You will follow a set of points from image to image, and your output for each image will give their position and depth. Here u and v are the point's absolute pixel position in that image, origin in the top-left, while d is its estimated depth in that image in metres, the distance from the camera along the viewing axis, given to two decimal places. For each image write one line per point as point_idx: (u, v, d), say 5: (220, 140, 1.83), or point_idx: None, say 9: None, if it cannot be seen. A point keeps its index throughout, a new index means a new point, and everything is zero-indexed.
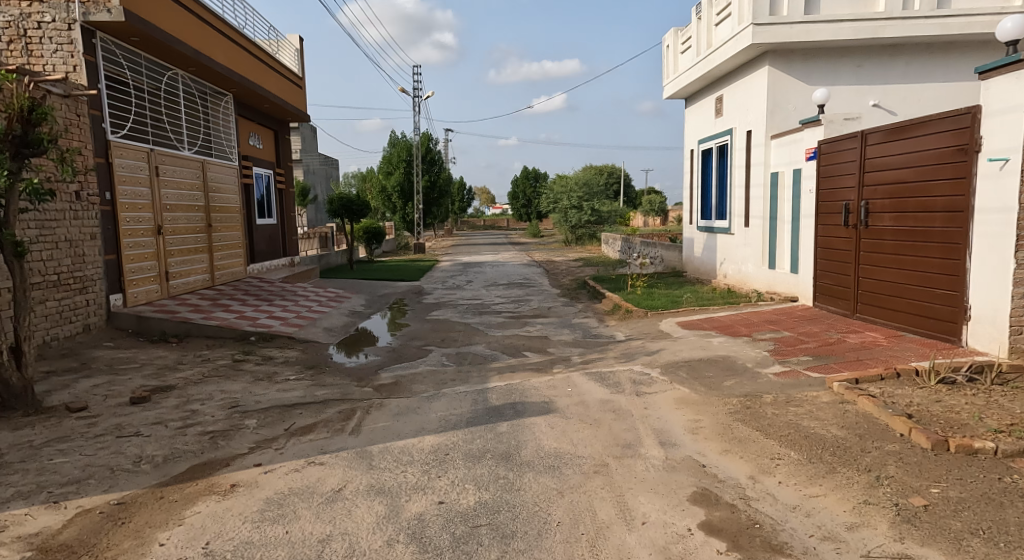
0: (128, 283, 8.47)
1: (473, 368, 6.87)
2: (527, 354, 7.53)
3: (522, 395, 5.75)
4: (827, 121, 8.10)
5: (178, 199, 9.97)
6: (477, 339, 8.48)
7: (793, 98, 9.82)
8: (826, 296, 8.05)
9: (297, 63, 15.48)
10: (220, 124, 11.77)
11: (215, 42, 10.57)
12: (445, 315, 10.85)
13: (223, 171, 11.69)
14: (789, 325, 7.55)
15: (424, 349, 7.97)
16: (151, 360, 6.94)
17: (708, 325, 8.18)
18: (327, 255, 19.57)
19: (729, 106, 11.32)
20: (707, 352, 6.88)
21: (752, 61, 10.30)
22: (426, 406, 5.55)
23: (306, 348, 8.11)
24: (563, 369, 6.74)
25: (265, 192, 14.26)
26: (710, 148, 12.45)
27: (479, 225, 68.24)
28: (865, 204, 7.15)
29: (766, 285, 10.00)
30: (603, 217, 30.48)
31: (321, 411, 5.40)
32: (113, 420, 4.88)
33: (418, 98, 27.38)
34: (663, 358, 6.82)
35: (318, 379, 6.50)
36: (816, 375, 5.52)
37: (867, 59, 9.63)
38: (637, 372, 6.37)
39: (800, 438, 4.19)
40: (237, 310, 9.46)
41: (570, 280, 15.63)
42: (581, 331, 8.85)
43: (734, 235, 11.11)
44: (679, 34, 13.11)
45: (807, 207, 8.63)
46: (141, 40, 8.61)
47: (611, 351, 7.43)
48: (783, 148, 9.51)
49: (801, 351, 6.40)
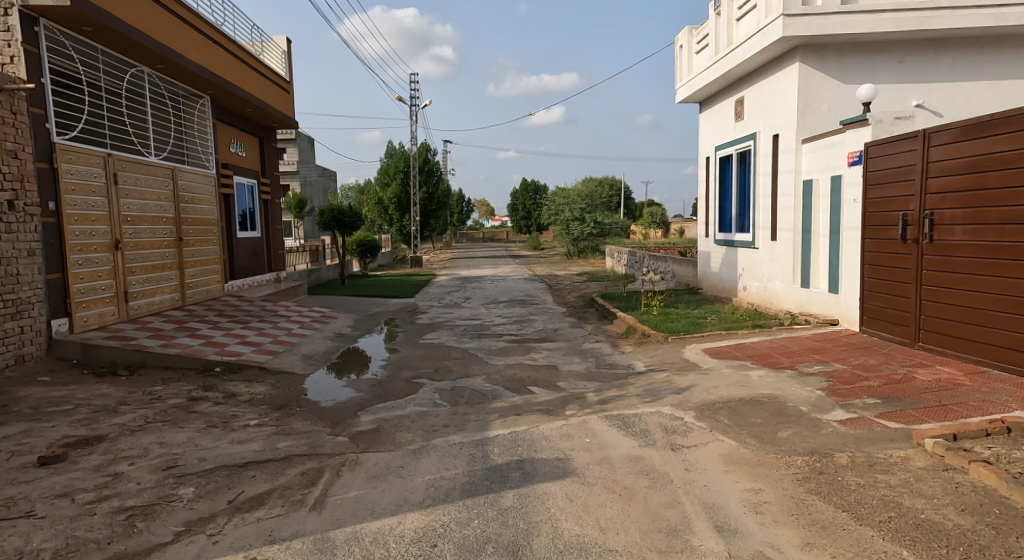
0: (76, 306, 7.41)
1: (471, 409, 5.77)
2: (534, 390, 6.44)
3: (531, 449, 4.68)
4: (875, 121, 7.11)
5: (142, 210, 8.93)
6: (475, 370, 7.39)
7: (825, 99, 8.84)
8: (878, 322, 7.02)
9: (283, 66, 14.47)
10: (194, 128, 10.75)
11: (186, 38, 9.60)
12: (440, 338, 9.77)
13: (197, 179, 10.67)
14: (839, 357, 6.47)
15: (414, 383, 6.90)
16: (89, 400, 5.84)
17: (741, 355, 7.11)
18: (317, 269, 18.54)
19: (751, 108, 10.33)
20: (747, 390, 5.81)
21: (779, 58, 9.32)
22: (413, 465, 4.48)
23: (278, 382, 7.01)
24: (578, 411, 5.66)
25: (248, 203, 13.22)
26: (729, 155, 11.43)
27: (478, 238, 67.42)
28: (930, 215, 6.13)
29: (798, 305, 8.94)
30: (608, 230, 29.40)
31: (279, 471, 4.33)
32: (7, 492, 3.81)
33: (416, 107, 26.44)
34: (696, 398, 5.75)
35: (284, 425, 5.40)
36: (895, 425, 4.46)
37: (909, 55, 8.63)
38: (668, 418, 5.29)
39: (908, 527, 3.14)
40: (204, 335, 8.38)
41: (575, 296, 14.59)
42: (594, 360, 7.76)
43: (759, 249, 10.06)
44: (693, 32, 12.15)
45: (850, 218, 7.62)
46: (94, 30, 7.59)
47: (633, 387, 6.35)
48: (817, 153, 8.51)
49: (864, 392, 5.31)
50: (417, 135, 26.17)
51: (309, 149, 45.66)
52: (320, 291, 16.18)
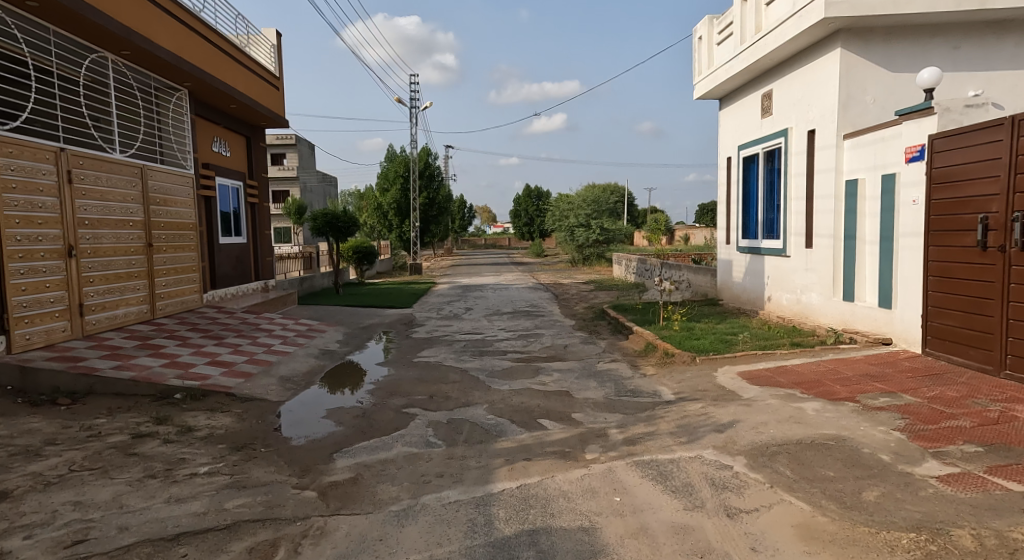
0: (15, 321, 6.47)
1: (471, 452, 4.76)
2: (545, 425, 5.42)
3: (546, 514, 3.69)
4: (941, 109, 6.19)
5: (104, 212, 7.98)
6: (476, 398, 6.36)
7: (871, 89, 7.87)
8: (945, 344, 6.08)
9: (271, 61, 13.49)
10: (169, 124, 9.80)
11: (158, 23, 8.69)
12: (437, 356, 8.72)
13: (176, 180, 9.75)
14: (907, 388, 5.45)
15: (404, 414, 5.89)
16: (10, 438, 4.84)
17: (786, 382, 6.09)
18: (309, 277, 17.57)
19: (782, 102, 9.37)
20: (806, 429, 4.80)
21: (816, 45, 8.36)
22: (395, 536, 3.49)
23: (246, 412, 6.01)
24: (602, 455, 4.64)
25: (233, 207, 12.24)
26: (755, 154, 10.44)
27: (479, 245, 66.58)
28: (1020, 218, 5.29)
29: (839, 320, 7.93)
30: (613, 237, 28.35)
31: (224, 547, 3.35)
32: None
33: (417, 109, 25.46)
34: (743, 439, 4.73)
35: (242, 473, 4.40)
36: (1018, 487, 3.52)
37: (966, 39, 7.67)
38: (715, 469, 4.26)
39: None
40: (170, 353, 7.40)
41: (584, 307, 13.58)
42: (614, 385, 6.71)
43: (791, 257, 9.06)
44: (714, 22, 11.14)
45: (906, 223, 6.69)
46: (40, 6, 6.66)
47: (664, 421, 5.34)
48: (863, 149, 7.55)
49: (957, 435, 4.31)
50: (417, 138, 25.23)
51: (309, 154, 44.71)
52: (311, 301, 15.22)
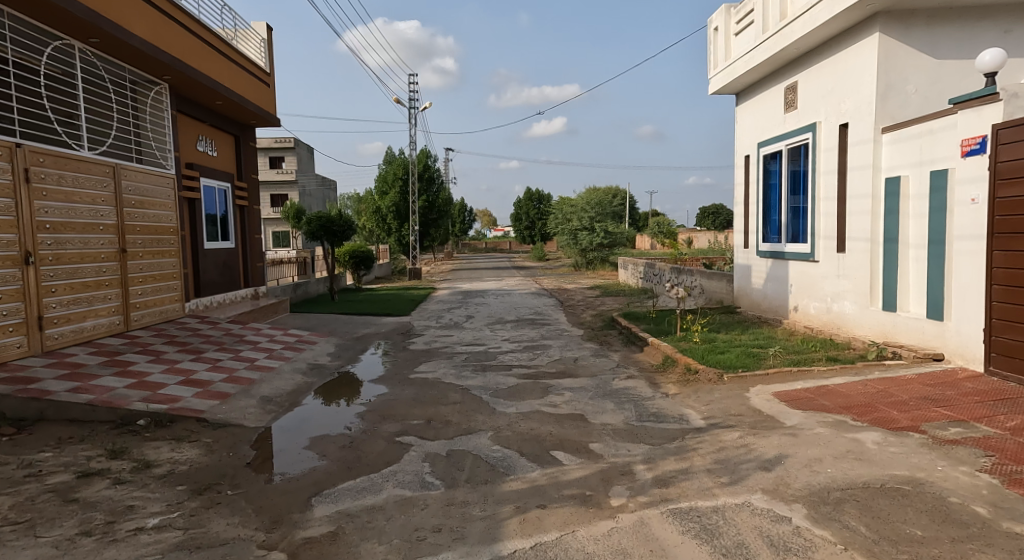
0: None
1: (474, 497, 4.02)
2: (560, 459, 4.67)
3: None
4: (1008, 96, 5.48)
5: (69, 214, 7.25)
6: (479, 423, 5.61)
7: (912, 78, 7.15)
8: (1013, 363, 5.40)
9: (261, 56, 12.76)
10: (145, 120, 9.04)
11: (132, 10, 7.97)
12: (436, 371, 7.96)
13: (155, 181, 9.02)
14: (980, 416, 4.71)
15: (397, 444, 5.14)
16: None
17: (833, 406, 5.34)
18: (303, 283, 16.79)
19: (809, 94, 8.64)
20: (871, 467, 4.06)
21: (849, 31, 7.63)
22: None
23: (216, 442, 5.26)
24: (630, 502, 3.88)
25: (220, 210, 11.49)
26: (776, 152, 9.70)
27: (480, 249, 65.85)
28: None
29: (878, 332, 7.19)
30: (618, 241, 27.54)
31: None
32: None
33: (416, 109, 24.66)
34: (798, 480, 3.98)
35: (201, 526, 3.65)
36: None
37: (1017, 23, 7.00)
38: (770, 522, 3.50)
39: None
40: (138, 371, 6.65)
41: (592, 316, 12.79)
42: (634, 408, 5.95)
43: (820, 262, 8.31)
44: (731, 11, 10.40)
45: (962, 224, 5.97)
46: None
47: (699, 455, 4.58)
48: (907, 143, 6.82)
49: None
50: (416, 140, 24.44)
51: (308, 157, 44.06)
52: (304, 308, 14.44)
